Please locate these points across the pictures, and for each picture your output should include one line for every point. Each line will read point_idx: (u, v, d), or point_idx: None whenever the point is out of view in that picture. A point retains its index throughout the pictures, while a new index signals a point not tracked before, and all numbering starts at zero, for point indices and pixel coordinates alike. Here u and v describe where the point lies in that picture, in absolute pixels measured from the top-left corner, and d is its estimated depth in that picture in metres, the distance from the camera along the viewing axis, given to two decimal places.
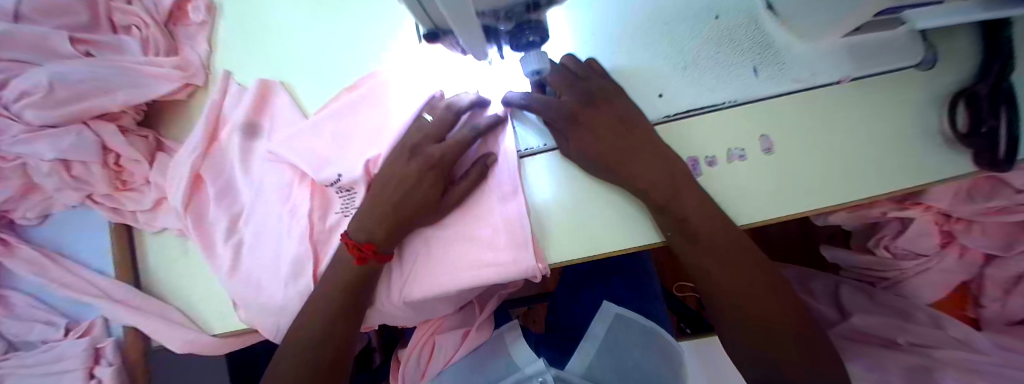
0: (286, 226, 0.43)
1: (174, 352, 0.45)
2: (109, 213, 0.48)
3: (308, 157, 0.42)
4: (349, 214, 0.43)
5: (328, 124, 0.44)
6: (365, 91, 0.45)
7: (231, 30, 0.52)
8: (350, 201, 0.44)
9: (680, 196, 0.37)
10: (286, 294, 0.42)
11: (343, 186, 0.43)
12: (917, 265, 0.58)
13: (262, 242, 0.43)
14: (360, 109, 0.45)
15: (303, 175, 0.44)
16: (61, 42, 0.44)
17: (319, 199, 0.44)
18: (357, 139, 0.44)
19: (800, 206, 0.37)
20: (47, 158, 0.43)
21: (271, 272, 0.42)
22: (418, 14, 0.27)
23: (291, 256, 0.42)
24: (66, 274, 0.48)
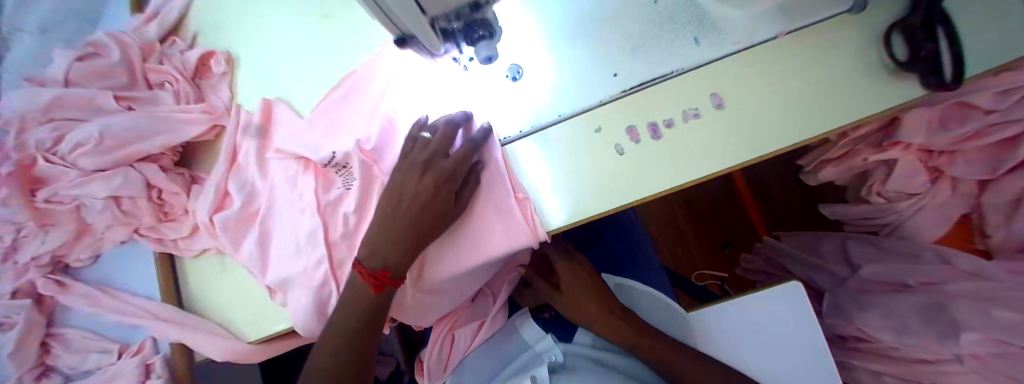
0: (298, 202, 0.50)
1: (215, 361, 0.51)
2: (154, 243, 0.54)
3: (310, 146, 0.50)
4: (348, 187, 0.49)
5: (321, 118, 0.51)
6: (352, 82, 0.52)
7: (246, 72, 0.58)
8: (347, 176, 0.50)
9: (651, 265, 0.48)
10: (306, 264, 0.49)
11: (338, 163, 0.49)
12: (912, 205, 0.59)
13: (281, 222, 0.51)
14: (348, 100, 0.52)
15: (305, 163, 0.52)
16: (106, 100, 0.52)
17: (322, 180, 0.50)
18: (344, 128, 0.50)
19: (754, 151, 0.42)
20: (101, 197, 0.50)
21: (291, 245, 0.50)
22: (382, 20, 0.30)
23: (306, 227, 0.49)
24: (117, 303, 0.54)
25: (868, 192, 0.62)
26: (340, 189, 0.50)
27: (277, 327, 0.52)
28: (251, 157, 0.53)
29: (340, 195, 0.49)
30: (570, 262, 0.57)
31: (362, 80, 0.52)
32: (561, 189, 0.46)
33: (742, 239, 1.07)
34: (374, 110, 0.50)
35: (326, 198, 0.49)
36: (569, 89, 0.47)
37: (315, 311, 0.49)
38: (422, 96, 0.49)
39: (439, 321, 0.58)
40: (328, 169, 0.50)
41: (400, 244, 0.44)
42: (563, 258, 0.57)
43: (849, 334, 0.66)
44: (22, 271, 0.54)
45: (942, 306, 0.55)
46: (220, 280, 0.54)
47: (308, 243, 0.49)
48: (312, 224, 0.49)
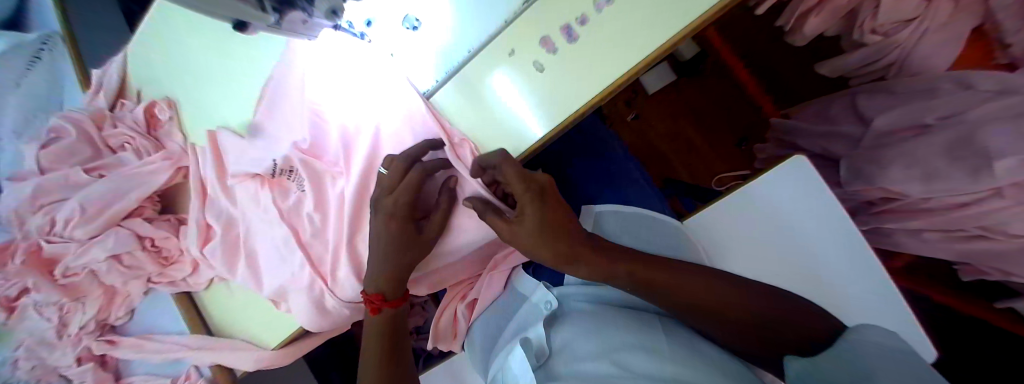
0: (266, 215, 0.52)
1: (249, 371, 0.56)
2: (168, 287, 0.59)
3: (256, 161, 0.52)
4: (301, 188, 0.52)
5: (258, 130, 0.52)
6: (269, 87, 0.51)
7: (188, 110, 0.60)
8: (297, 178, 0.52)
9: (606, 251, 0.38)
10: (294, 270, 0.51)
11: (283, 168, 0.51)
12: (913, 33, 0.52)
13: (261, 237, 0.54)
14: (273, 103, 0.51)
15: (261, 178, 0.54)
16: (78, 174, 0.56)
17: (278, 188, 0.53)
18: (279, 135, 0.51)
19: (682, 19, 0.35)
20: (103, 259, 0.54)
21: (274, 257, 0.53)
22: (206, 12, 0.28)
23: (280, 235, 0.52)
24: (157, 344, 0.61)
25: (860, 33, 0.54)
26: (297, 192, 0.52)
27: (288, 330, 0.56)
28: (216, 187, 0.56)
29: (298, 198, 0.52)
30: (516, 187, 0.39)
31: (277, 77, 0.50)
32: (496, 128, 0.44)
33: (758, 130, 0.95)
34: (299, 108, 0.49)
35: (287, 203, 0.52)
36: (467, 21, 0.44)
37: (314, 307, 0.51)
38: (333, 77, 0.47)
39: (452, 288, 0.62)
40: (280, 177, 0.52)
41: (382, 277, 0.46)
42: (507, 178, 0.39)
43: (876, 196, 0.59)
44: (77, 340, 0.59)
45: (968, 138, 0.47)
46: (235, 301, 0.59)
47: (287, 250, 0.52)
48: (284, 236, 0.51)
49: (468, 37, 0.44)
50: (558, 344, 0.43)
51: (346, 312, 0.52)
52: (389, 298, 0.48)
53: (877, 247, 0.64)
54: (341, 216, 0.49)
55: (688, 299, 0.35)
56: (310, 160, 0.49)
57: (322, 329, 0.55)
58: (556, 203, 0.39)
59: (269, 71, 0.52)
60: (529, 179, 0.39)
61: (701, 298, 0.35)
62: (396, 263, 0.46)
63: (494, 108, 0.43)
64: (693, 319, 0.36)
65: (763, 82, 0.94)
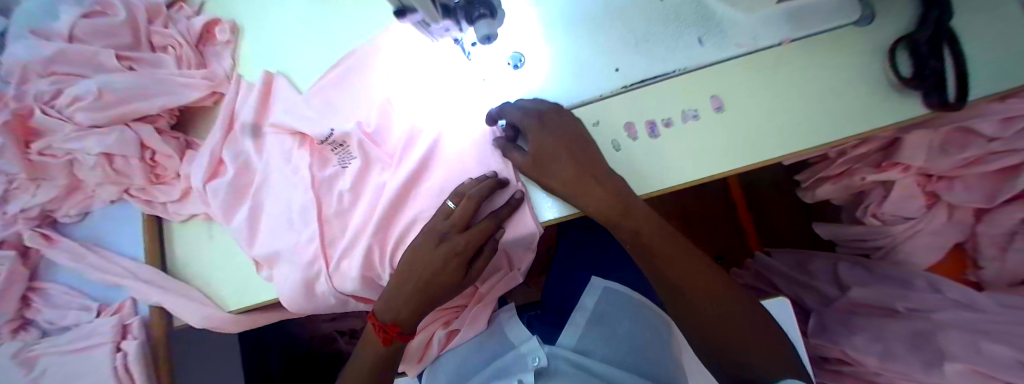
0: (291, 176, 0.50)
1: (195, 328, 0.50)
2: (142, 204, 0.54)
3: (305, 121, 0.50)
4: (345, 165, 0.50)
5: (319, 96, 0.52)
6: (349, 64, 0.52)
7: (249, 42, 0.58)
8: (345, 154, 0.50)
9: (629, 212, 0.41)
10: (299, 240, 0.49)
11: (336, 141, 0.50)
12: (907, 229, 0.58)
13: (275, 196, 0.51)
14: (349, 77, 0.52)
15: (301, 138, 0.52)
16: (108, 58, 0.52)
17: (318, 157, 0.51)
18: (341, 106, 0.51)
19: (758, 156, 0.41)
20: (93, 153, 0.49)
21: (283, 220, 0.50)
22: None
23: (299, 202, 0.49)
24: (100, 260, 0.54)
25: (864, 212, 0.61)
26: (335, 167, 0.50)
27: (260, 297, 0.50)
28: (247, 128, 0.54)
29: (336, 172, 0.50)
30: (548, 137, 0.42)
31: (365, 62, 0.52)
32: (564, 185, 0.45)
33: (736, 254, 1.04)
34: (379, 96, 0.50)
35: (322, 174, 0.50)
36: (567, 80, 0.47)
37: (303, 286, 0.48)
38: (423, 84, 0.49)
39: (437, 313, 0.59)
40: (325, 146, 0.50)
41: (409, 300, 0.47)
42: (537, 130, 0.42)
43: (835, 357, 0.64)
44: (11, 223, 0.53)
45: (929, 335, 0.53)
46: (209, 247, 0.53)
47: (300, 218, 0.49)
48: (303, 204, 0.49)
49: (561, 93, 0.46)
50: None
51: (332, 301, 0.50)
52: (403, 331, 0.48)
53: None
54: (374, 206, 0.48)
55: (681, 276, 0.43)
56: (366, 144, 0.49)
57: (299, 310, 0.51)
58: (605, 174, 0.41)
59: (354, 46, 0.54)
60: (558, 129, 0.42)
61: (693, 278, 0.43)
62: (428, 294, 0.47)
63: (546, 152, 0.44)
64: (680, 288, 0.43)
65: (754, 217, 1.04)
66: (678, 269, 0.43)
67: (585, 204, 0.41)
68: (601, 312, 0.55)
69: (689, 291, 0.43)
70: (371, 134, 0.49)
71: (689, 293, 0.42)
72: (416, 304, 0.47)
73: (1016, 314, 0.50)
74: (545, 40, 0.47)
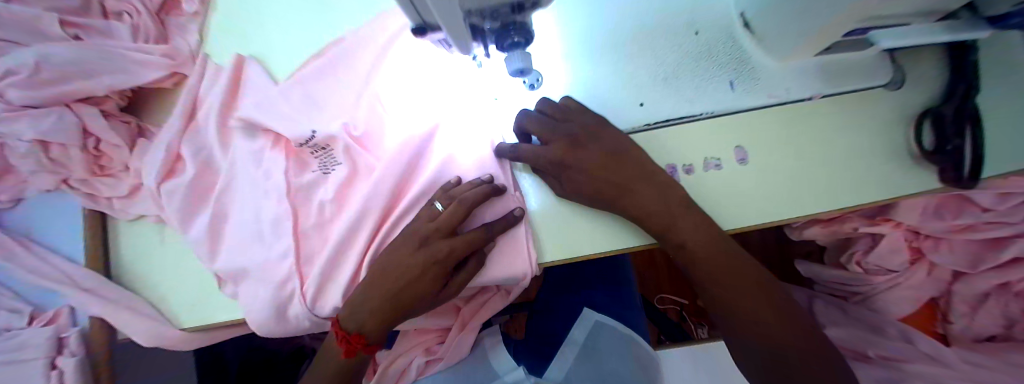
0: (262, 182, 0.45)
1: (141, 346, 0.44)
2: (84, 199, 0.46)
3: (281, 120, 0.44)
4: (328, 171, 0.44)
5: (296, 91, 0.46)
6: (336, 55, 0.47)
7: (224, 19, 0.51)
8: (328, 159, 0.44)
9: (677, 227, 0.38)
10: (270, 254, 0.43)
11: (318, 144, 0.44)
12: (888, 280, 0.60)
13: (244, 203, 0.45)
14: (336, 70, 0.47)
15: (276, 137, 0.46)
16: (50, 23, 0.44)
17: (295, 160, 0.45)
18: (325, 103, 0.46)
19: (778, 215, 0.39)
20: (25, 139, 0.42)
21: (255, 231, 0.44)
22: (404, 5, 0.26)
23: (270, 211, 0.43)
24: (30, 259, 0.46)
25: (848, 258, 0.62)
26: (316, 172, 0.44)
27: (219, 318, 0.44)
28: (212, 120, 0.47)
29: (315, 179, 0.44)
30: (579, 155, 0.39)
31: (358, 59, 0.47)
32: (563, 225, 0.42)
33: None
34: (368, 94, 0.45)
35: (300, 180, 0.44)
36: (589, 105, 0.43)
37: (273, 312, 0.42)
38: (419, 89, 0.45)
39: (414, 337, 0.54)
40: (304, 149, 0.44)
41: (372, 309, 0.41)
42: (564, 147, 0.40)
43: None
44: None
45: None
46: (165, 253, 0.47)
47: (271, 230, 0.43)
48: (277, 214, 0.43)
49: (563, 109, 0.42)
50: None
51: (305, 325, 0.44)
52: (368, 341, 0.42)
53: None
54: (355, 222, 0.42)
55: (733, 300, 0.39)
56: (353, 148, 0.43)
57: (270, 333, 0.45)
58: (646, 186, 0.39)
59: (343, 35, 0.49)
60: (592, 144, 0.40)
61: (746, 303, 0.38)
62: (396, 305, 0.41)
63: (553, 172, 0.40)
64: (733, 316, 0.39)
65: None
66: (728, 291, 0.39)
67: (632, 212, 0.38)
68: (589, 346, 0.54)
69: (745, 318, 0.38)
70: (359, 137, 0.43)
71: (746, 321, 0.38)
72: (379, 316, 0.41)
73: (979, 372, 0.53)
74: (568, 62, 0.44)
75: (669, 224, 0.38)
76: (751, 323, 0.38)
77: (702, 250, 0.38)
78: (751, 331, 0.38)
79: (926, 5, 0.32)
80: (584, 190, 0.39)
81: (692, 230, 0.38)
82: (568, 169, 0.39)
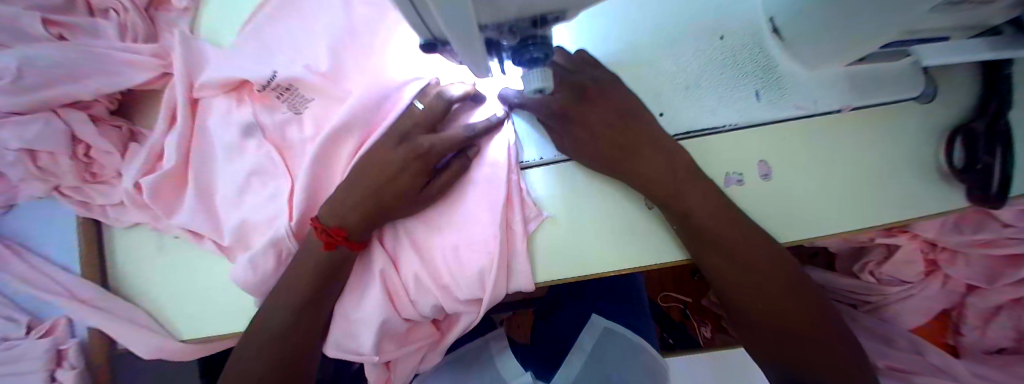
0: (238, 147, 0.43)
1: (139, 357, 0.43)
2: (77, 207, 0.45)
3: (242, 71, 0.43)
4: (299, 110, 0.43)
5: (247, 44, 0.46)
6: (274, 6, 0.46)
7: (215, 15, 0.49)
8: (294, 100, 0.43)
9: (682, 192, 0.36)
10: (261, 216, 0.41)
11: (280, 86, 0.42)
12: (901, 291, 0.58)
13: (223, 172, 0.43)
14: (286, 18, 0.46)
15: (238, 93, 0.45)
16: (31, 22, 0.42)
17: (261, 105, 0.44)
18: (280, 50, 0.45)
19: (800, 233, 0.38)
20: (12, 147, 0.40)
21: (238, 188, 0.42)
22: (413, 20, 0.24)
23: (248, 162, 0.42)
24: (25, 269, 0.45)
25: (861, 268, 0.60)
26: (286, 113, 0.43)
27: (223, 329, 0.43)
28: (179, 116, 0.44)
29: (287, 119, 0.43)
30: (590, 118, 0.39)
31: (308, 4, 0.46)
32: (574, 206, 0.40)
33: None
34: (325, 27, 0.44)
35: (271, 122, 0.43)
36: None
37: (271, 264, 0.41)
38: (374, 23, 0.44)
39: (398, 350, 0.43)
40: (267, 93, 0.43)
41: (355, 200, 0.38)
42: (578, 110, 0.39)
43: None
44: None
45: None
46: (165, 261, 0.45)
47: (254, 182, 0.42)
48: (258, 162, 0.42)
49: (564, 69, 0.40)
50: None
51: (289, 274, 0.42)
52: (351, 236, 0.38)
53: None
54: (341, 147, 0.41)
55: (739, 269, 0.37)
56: (324, 86, 0.42)
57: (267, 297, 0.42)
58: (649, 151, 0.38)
59: None
60: (602, 111, 0.39)
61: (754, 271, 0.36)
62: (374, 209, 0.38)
63: (555, 124, 0.39)
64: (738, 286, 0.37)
65: None
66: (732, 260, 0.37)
67: (637, 177, 0.37)
68: (596, 355, 0.52)
69: (754, 288, 0.37)
70: (325, 72, 0.42)
71: (755, 288, 0.37)
72: (364, 214, 0.38)
73: None
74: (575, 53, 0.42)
75: (671, 186, 0.36)
76: (776, 308, 0.37)
77: (708, 218, 0.36)
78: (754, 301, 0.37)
79: (968, 20, 0.30)
80: (587, 153, 0.38)
81: (699, 197, 0.36)
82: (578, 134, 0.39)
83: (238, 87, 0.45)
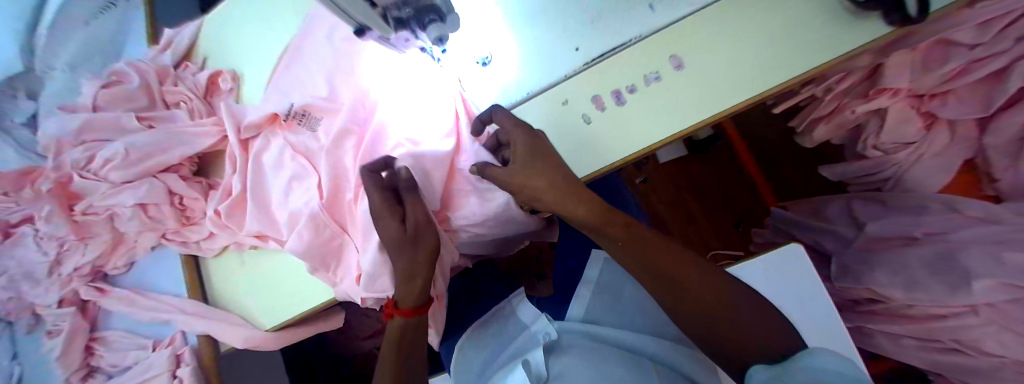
0: (278, 165, 0.56)
1: (239, 348, 0.55)
2: (178, 246, 0.59)
3: (276, 102, 0.57)
4: (312, 129, 0.56)
5: (273, 87, 0.59)
6: (290, 57, 0.60)
7: (252, 86, 0.64)
8: (307, 121, 0.56)
9: (571, 208, 0.42)
10: (303, 209, 0.52)
11: (297, 112, 0.56)
12: (910, 154, 0.60)
13: (268, 186, 0.56)
14: (293, 67, 0.59)
15: (272, 123, 0.58)
16: (129, 120, 0.59)
17: (288, 131, 0.57)
18: (293, 89, 0.58)
19: (725, 103, 0.43)
20: (130, 205, 0.56)
21: (296, 191, 0.54)
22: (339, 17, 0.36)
23: (288, 172, 0.55)
24: (147, 302, 0.60)
25: (864, 147, 0.63)
26: (307, 133, 0.56)
27: (289, 314, 0.55)
28: (250, 162, 0.57)
29: (308, 137, 0.56)
30: (527, 165, 0.41)
31: (303, 49, 0.59)
32: None
33: (755, 215, 1.06)
34: (320, 67, 0.57)
35: (298, 141, 0.56)
36: (535, 48, 0.51)
37: (314, 241, 0.50)
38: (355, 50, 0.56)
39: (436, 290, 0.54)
40: (291, 121, 0.56)
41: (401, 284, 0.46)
42: (521, 165, 0.41)
43: (862, 295, 0.64)
44: (67, 281, 0.60)
45: (952, 256, 0.54)
46: (245, 273, 0.58)
47: (293, 185, 0.54)
48: (294, 169, 0.54)
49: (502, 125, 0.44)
50: (555, 370, 0.45)
51: (348, 259, 0.52)
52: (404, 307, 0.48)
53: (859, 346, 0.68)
54: (348, 149, 0.53)
55: (629, 240, 0.42)
56: (327, 106, 0.55)
57: (323, 277, 0.53)
58: (569, 186, 0.41)
59: (289, 39, 0.63)
60: (539, 157, 0.41)
61: (651, 258, 0.41)
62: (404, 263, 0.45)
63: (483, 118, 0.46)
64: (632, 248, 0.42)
65: (769, 177, 1.05)
66: (610, 225, 0.42)
67: (538, 198, 0.42)
68: (604, 281, 0.59)
69: (650, 259, 0.41)
70: (327, 96, 0.55)
71: (658, 269, 0.41)
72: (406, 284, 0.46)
73: None
74: (520, 32, 0.52)
75: (579, 209, 0.41)
76: (662, 270, 0.41)
77: (592, 218, 0.42)
78: (656, 266, 0.41)
79: None
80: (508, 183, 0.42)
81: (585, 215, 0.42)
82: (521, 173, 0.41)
83: (272, 122, 0.58)
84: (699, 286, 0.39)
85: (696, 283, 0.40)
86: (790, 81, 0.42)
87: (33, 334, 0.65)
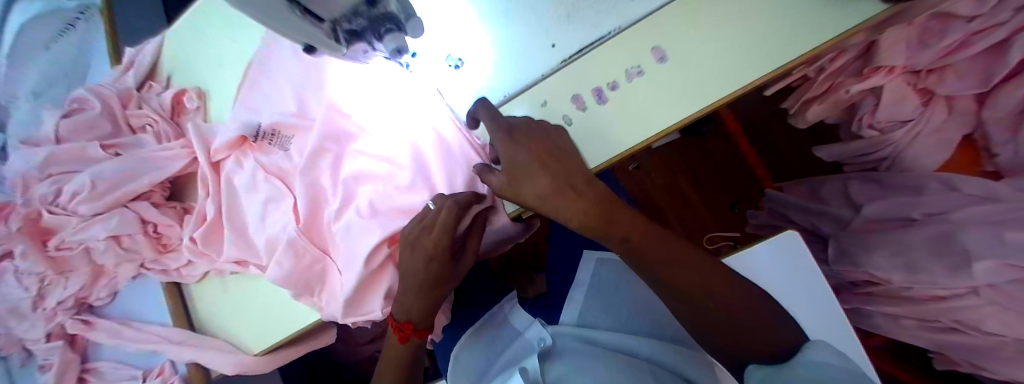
0: (252, 186, 0.54)
1: (229, 374, 0.55)
2: (159, 274, 0.58)
3: (244, 120, 0.54)
4: (284, 147, 0.54)
5: (240, 104, 0.56)
6: (254, 71, 0.56)
7: (218, 101, 0.61)
8: (279, 139, 0.54)
9: (562, 210, 0.37)
10: (281, 232, 0.51)
11: (268, 131, 0.54)
12: (907, 132, 0.58)
13: (243, 210, 0.54)
14: (259, 81, 0.56)
15: (240, 144, 0.55)
16: (94, 149, 0.57)
17: (259, 150, 0.54)
18: (263, 106, 0.55)
19: (711, 97, 0.41)
20: (102, 238, 0.54)
21: (274, 213, 0.52)
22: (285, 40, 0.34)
23: (262, 194, 0.53)
24: (133, 332, 0.59)
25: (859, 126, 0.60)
26: (279, 152, 0.54)
27: (274, 339, 0.54)
28: (222, 185, 0.55)
29: (280, 156, 0.54)
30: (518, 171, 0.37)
31: (267, 61, 0.56)
32: None
33: (752, 196, 1.04)
34: (289, 81, 0.54)
35: (270, 160, 0.54)
36: (509, 48, 0.48)
37: (296, 265, 0.48)
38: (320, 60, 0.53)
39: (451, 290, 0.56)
40: (261, 141, 0.54)
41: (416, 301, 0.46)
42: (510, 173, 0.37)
43: (860, 279, 0.62)
44: (52, 316, 0.58)
45: (951, 236, 0.52)
46: (228, 299, 0.57)
47: (270, 207, 0.53)
48: (269, 191, 0.52)
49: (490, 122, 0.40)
50: (553, 376, 0.43)
51: (332, 279, 0.50)
52: (417, 326, 0.48)
53: (857, 327, 0.67)
54: (323, 168, 0.50)
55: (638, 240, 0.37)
56: (298, 122, 0.53)
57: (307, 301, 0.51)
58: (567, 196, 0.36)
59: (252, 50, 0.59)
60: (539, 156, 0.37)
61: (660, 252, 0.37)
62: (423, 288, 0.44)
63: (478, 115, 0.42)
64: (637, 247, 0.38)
65: (765, 156, 1.03)
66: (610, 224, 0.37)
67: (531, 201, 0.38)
68: (597, 283, 0.58)
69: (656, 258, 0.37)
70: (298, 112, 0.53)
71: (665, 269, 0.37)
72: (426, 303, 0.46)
73: None
74: (492, 31, 0.49)
75: (573, 212, 0.36)
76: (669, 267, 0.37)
77: (589, 217, 0.36)
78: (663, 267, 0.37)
79: None
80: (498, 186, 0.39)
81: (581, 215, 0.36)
82: (514, 178, 0.37)
83: (241, 142, 0.55)
84: (711, 286, 0.36)
85: (704, 281, 0.36)
86: (778, 70, 0.39)
87: (27, 367, 0.65)
